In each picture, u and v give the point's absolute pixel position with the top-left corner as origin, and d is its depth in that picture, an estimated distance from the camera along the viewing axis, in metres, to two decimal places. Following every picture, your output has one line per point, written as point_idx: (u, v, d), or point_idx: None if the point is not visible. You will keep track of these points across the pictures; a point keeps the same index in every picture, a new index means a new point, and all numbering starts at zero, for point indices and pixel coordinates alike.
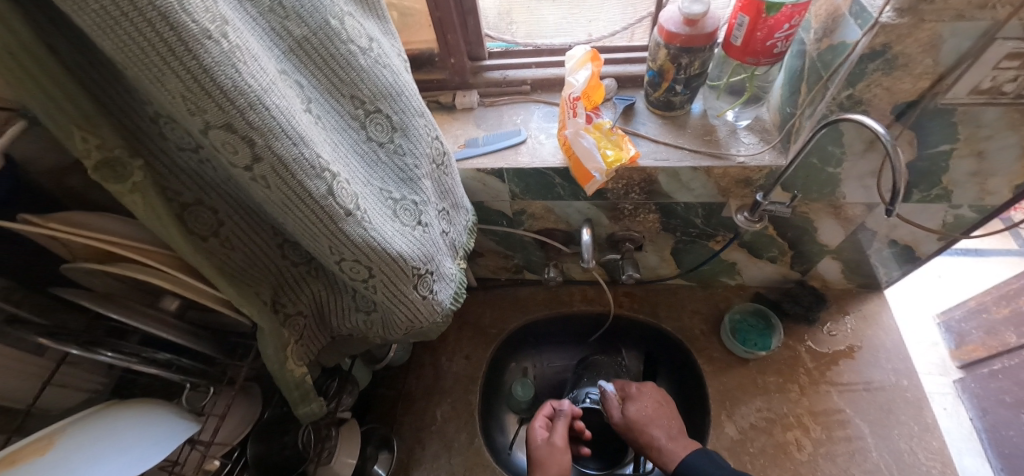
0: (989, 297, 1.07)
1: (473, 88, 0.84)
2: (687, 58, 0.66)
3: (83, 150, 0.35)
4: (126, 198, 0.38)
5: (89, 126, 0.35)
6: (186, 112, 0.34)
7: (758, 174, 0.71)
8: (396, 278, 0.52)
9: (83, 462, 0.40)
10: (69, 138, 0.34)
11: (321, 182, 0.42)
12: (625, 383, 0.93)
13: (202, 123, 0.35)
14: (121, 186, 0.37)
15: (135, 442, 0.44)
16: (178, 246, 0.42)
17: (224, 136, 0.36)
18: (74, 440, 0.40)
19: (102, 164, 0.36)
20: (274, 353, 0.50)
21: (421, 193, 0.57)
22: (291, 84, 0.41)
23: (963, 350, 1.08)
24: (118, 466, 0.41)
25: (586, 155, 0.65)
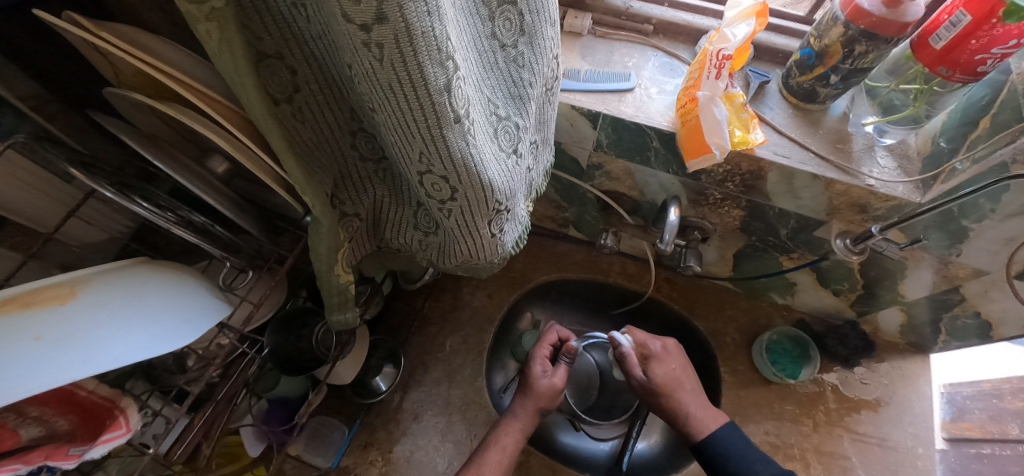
0: (1015, 378, 0.91)
1: (588, 11, 0.73)
2: (864, 45, 0.55)
3: None
4: (199, 26, 0.29)
5: None
6: None
7: (881, 203, 0.62)
8: (477, 207, 0.46)
9: (104, 326, 0.35)
10: None
11: (442, 72, 0.34)
12: (644, 338, 0.83)
13: None
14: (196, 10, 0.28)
15: (156, 333, 0.37)
16: (251, 105, 0.34)
17: None
18: (102, 299, 0.37)
19: None
20: (326, 253, 0.45)
21: (524, 117, 0.49)
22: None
23: (956, 426, 0.88)
24: (137, 342, 0.36)
25: (712, 126, 0.55)
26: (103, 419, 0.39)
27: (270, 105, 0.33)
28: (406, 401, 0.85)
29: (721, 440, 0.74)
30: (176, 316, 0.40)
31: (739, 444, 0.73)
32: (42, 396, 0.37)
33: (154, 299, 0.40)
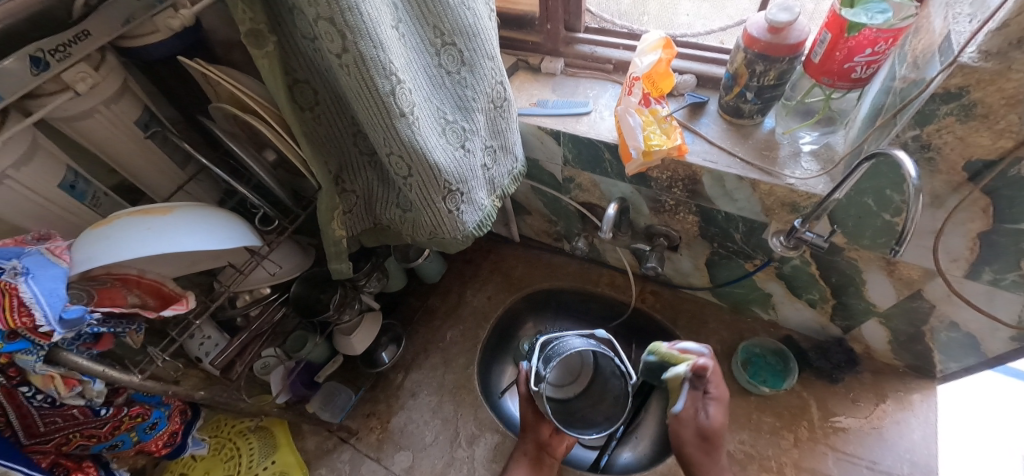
0: None
1: (562, 57, 0.91)
2: (762, 65, 0.66)
3: (241, 19, 0.46)
4: (259, 61, 0.50)
5: (248, 2, 0.46)
6: (305, 2, 0.45)
7: (804, 201, 0.69)
8: (430, 184, 0.63)
9: (184, 228, 0.54)
10: (235, 7, 0.46)
11: (388, 83, 0.53)
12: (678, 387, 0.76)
13: (314, 13, 0.45)
14: (258, 51, 0.49)
15: (211, 238, 0.55)
16: (282, 107, 0.55)
17: (326, 27, 0.46)
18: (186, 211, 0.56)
19: (250, 32, 0.48)
20: (325, 211, 0.63)
21: (472, 123, 0.66)
22: (389, 3, 0.52)
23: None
24: (200, 241, 0.54)
25: (628, 132, 0.69)
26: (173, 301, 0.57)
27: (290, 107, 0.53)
28: (407, 379, 0.99)
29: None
30: (224, 239, 0.57)
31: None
32: (144, 287, 0.56)
33: (218, 226, 0.57)
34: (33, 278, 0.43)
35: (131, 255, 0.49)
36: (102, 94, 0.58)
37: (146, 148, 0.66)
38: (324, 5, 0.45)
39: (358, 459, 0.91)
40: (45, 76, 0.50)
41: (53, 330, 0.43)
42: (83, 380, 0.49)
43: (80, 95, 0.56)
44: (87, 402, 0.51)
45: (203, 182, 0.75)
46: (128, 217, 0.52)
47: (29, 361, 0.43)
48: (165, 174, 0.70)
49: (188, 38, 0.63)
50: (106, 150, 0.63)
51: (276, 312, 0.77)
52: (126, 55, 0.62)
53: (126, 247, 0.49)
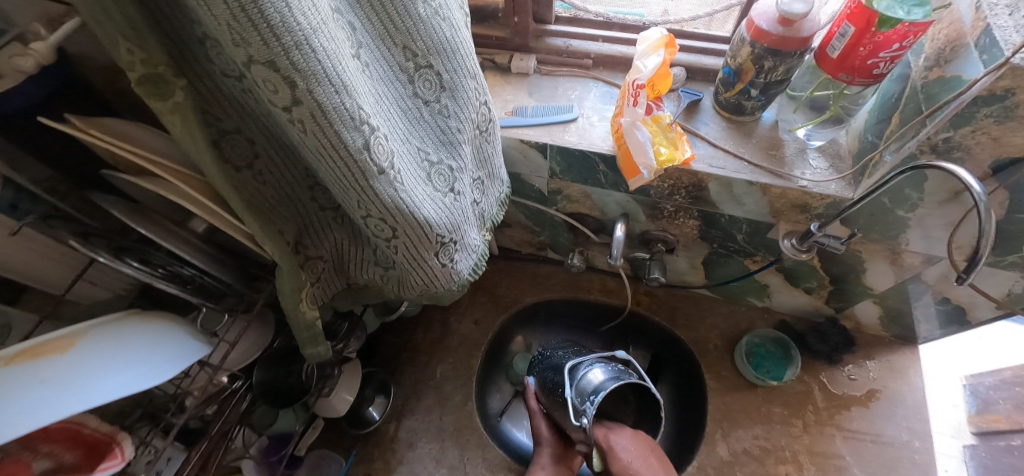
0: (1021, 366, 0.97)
1: (533, 53, 0.79)
2: (771, 61, 0.59)
3: (128, 62, 0.33)
4: (166, 116, 0.36)
5: (137, 37, 0.32)
6: (230, 42, 0.31)
7: (818, 202, 0.65)
8: (419, 242, 0.52)
9: (98, 368, 0.41)
10: (114, 47, 0.32)
11: (358, 135, 0.40)
12: None
13: (246, 56, 0.32)
14: (163, 104, 0.35)
15: (139, 373, 0.44)
16: (211, 175, 0.41)
17: (265, 72, 0.33)
18: (91, 343, 0.43)
19: (146, 78, 0.34)
20: (290, 294, 0.51)
21: (459, 159, 0.55)
22: (345, 25, 0.39)
23: (983, 418, 0.96)
24: (125, 381, 0.42)
25: (638, 149, 0.60)
26: (102, 451, 0.44)
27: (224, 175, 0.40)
28: (401, 429, 0.89)
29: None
30: (150, 373, 0.45)
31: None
32: (53, 435, 0.43)
33: (137, 357, 0.45)
34: None
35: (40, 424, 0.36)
36: None
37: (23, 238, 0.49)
38: (259, 45, 0.31)
39: None
40: None
41: None
42: None
43: None
44: None
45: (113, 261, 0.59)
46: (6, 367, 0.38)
47: None
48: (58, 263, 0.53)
49: (56, 85, 0.46)
50: None
51: (241, 402, 0.63)
52: None
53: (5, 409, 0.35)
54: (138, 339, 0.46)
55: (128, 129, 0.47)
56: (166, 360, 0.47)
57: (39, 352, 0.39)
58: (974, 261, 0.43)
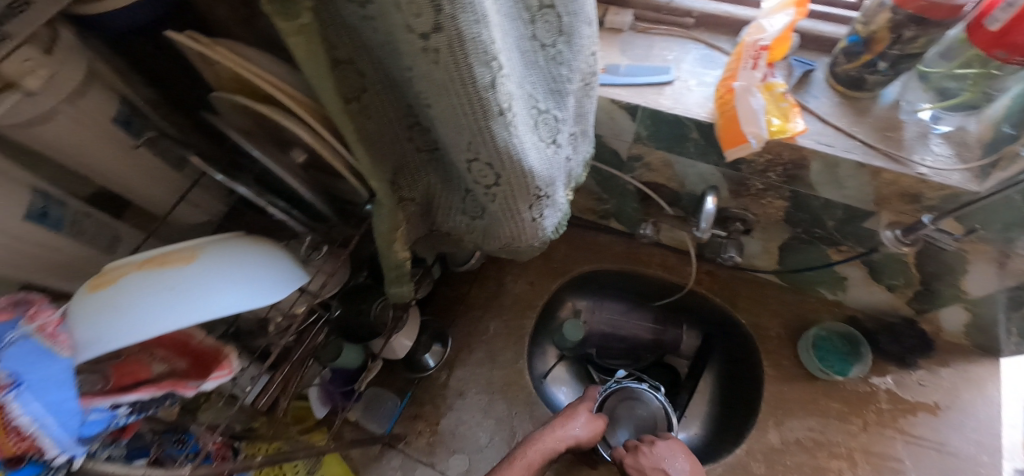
0: None
1: (630, 7, 0.75)
2: (914, 30, 0.53)
3: None
4: (290, 39, 0.33)
5: None
6: None
7: (933, 193, 0.60)
8: (518, 192, 0.51)
9: (210, 281, 0.41)
10: None
11: (487, 72, 0.38)
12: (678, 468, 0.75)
13: None
14: (289, 25, 0.32)
15: (247, 293, 0.42)
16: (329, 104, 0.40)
17: None
18: (212, 258, 0.43)
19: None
20: (386, 231, 0.51)
21: (563, 110, 0.53)
22: None
23: None
24: (231, 299, 0.41)
25: (749, 116, 0.56)
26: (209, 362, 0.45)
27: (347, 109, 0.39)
28: (452, 378, 0.91)
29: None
30: (258, 294, 0.43)
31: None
32: (167, 344, 0.44)
33: (257, 271, 0.44)
34: (23, 386, 0.30)
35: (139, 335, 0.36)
36: (64, 91, 0.41)
37: (135, 153, 0.51)
38: None
39: (410, 466, 0.86)
40: None
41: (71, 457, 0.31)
42: None
43: (38, 97, 0.39)
44: None
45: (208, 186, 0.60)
46: (138, 277, 0.39)
47: None
48: (162, 182, 0.55)
49: (173, 3, 0.45)
50: (84, 163, 0.47)
51: (319, 334, 0.65)
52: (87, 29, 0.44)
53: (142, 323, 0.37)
54: (257, 262, 0.46)
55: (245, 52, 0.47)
56: (273, 287, 0.45)
57: (168, 262, 0.41)
58: None
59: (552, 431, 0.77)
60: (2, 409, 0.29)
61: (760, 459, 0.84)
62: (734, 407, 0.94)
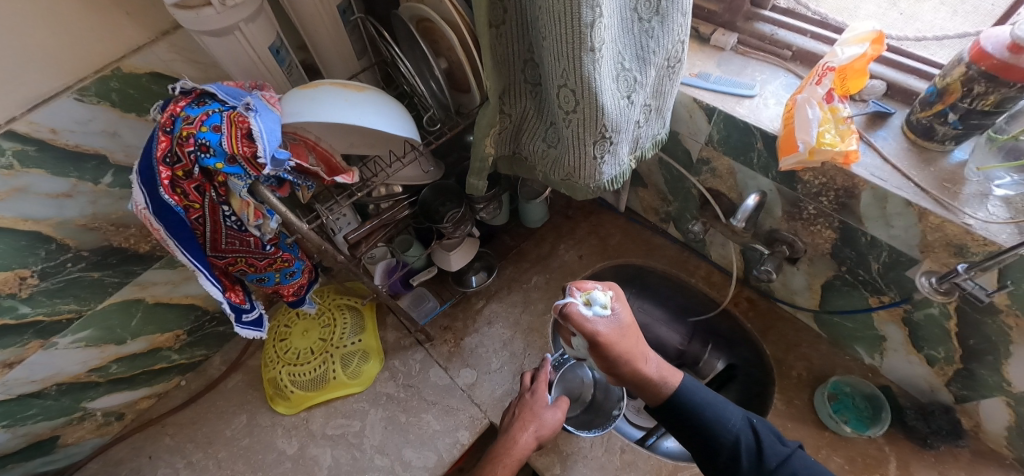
0: None
1: (737, 32, 0.85)
2: (983, 85, 0.59)
3: None
4: None
5: None
6: None
7: (977, 246, 0.62)
8: (590, 126, 0.63)
9: (369, 107, 0.60)
10: None
11: (591, 14, 0.52)
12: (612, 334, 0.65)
13: None
14: None
15: (386, 122, 0.61)
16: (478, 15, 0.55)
17: None
18: (375, 95, 0.62)
19: None
20: (483, 128, 0.67)
21: (644, 76, 0.65)
22: None
23: None
24: (375, 121, 0.60)
25: (802, 124, 0.65)
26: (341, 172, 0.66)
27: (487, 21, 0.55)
28: (486, 307, 1.05)
29: (692, 394, 0.70)
30: (392, 126, 0.61)
31: (713, 398, 0.70)
32: (319, 154, 0.65)
33: (396, 116, 0.63)
34: (259, 115, 0.54)
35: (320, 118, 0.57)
36: None
37: (340, 31, 0.72)
38: None
39: (429, 363, 1.00)
40: None
41: (265, 162, 0.53)
42: (266, 214, 0.59)
43: None
44: (261, 235, 0.62)
45: (370, 76, 0.81)
46: (332, 88, 0.60)
47: (238, 186, 0.54)
48: (345, 60, 0.77)
49: None
50: (310, 26, 0.70)
51: (403, 210, 0.81)
52: None
53: (323, 111, 0.58)
54: (400, 111, 0.64)
55: None
56: (402, 129, 0.63)
57: (354, 86, 0.62)
58: None
59: (518, 438, 0.80)
60: (247, 120, 0.53)
61: None
62: None
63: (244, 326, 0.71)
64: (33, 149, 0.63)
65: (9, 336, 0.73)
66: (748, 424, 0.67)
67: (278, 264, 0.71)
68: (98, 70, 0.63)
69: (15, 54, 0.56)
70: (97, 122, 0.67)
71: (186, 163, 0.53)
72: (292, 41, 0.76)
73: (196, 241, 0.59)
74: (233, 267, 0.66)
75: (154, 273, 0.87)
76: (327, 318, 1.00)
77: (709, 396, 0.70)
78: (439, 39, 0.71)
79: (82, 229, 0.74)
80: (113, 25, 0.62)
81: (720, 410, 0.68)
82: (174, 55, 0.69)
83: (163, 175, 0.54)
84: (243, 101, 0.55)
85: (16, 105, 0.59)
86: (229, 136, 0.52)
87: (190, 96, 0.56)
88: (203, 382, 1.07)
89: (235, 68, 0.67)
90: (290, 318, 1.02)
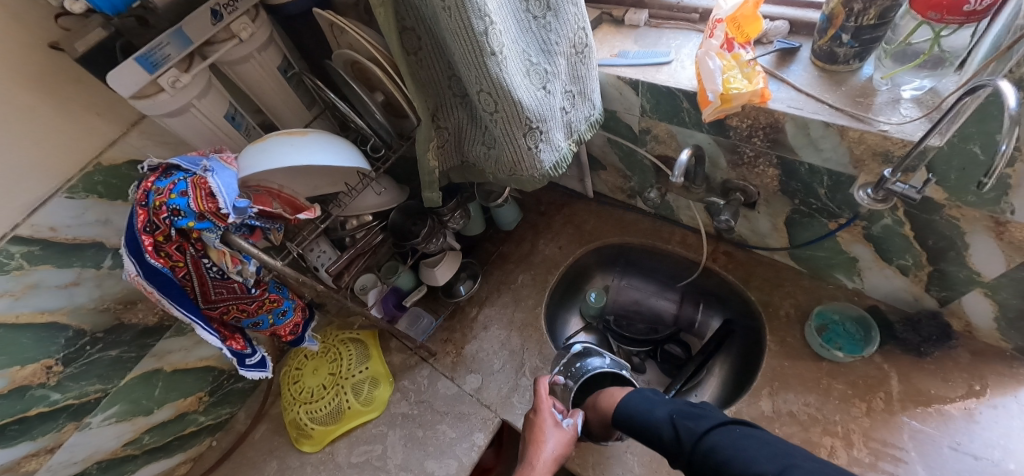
0: None
1: (647, 8, 0.91)
2: (860, 3, 0.63)
3: None
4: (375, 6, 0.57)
5: None
6: None
7: (898, 149, 0.65)
8: (514, 122, 0.69)
9: (317, 147, 0.67)
10: None
11: (483, 23, 0.58)
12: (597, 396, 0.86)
13: None
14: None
15: (336, 157, 0.68)
16: (394, 49, 0.63)
17: None
18: (319, 135, 0.69)
19: None
20: (423, 144, 0.73)
21: (554, 66, 0.71)
22: None
23: None
24: (328, 158, 0.67)
25: (707, 75, 0.70)
26: (302, 208, 0.72)
27: (400, 50, 0.62)
28: (480, 314, 1.10)
29: (627, 406, 0.77)
30: (342, 159, 0.69)
31: (647, 403, 0.76)
32: (283, 200, 0.71)
33: (341, 150, 0.70)
34: (217, 174, 0.61)
35: (274, 165, 0.64)
36: (257, 42, 0.72)
37: (285, 88, 0.80)
38: None
39: (435, 376, 1.04)
40: (220, 25, 0.66)
41: (229, 213, 0.59)
42: (243, 259, 0.65)
43: (242, 43, 0.71)
44: (243, 280, 0.68)
45: (324, 122, 0.89)
46: (278, 137, 0.67)
47: (212, 239, 0.61)
48: (297, 113, 0.85)
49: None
50: (258, 90, 0.78)
51: (375, 236, 0.88)
52: (273, 13, 0.76)
53: (271, 159, 0.64)
54: (344, 145, 0.71)
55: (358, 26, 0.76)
56: (350, 160, 0.70)
57: (298, 132, 0.68)
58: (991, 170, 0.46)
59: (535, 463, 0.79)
60: (207, 179, 0.59)
61: (749, 422, 0.86)
62: (742, 383, 0.97)
63: (248, 369, 0.76)
64: (38, 248, 0.71)
65: (47, 421, 0.81)
66: (671, 416, 0.71)
67: (267, 305, 0.76)
68: (82, 167, 0.72)
69: (9, 168, 0.65)
70: (89, 214, 0.75)
71: (164, 228, 0.60)
72: (248, 108, 0.85)
73: (187, 296, 0.66)
74: (227, 316, 0.73)
75: (167, 342, 0.93)
76: (333, 354, 1.06)
77: (643, 401, 0.77)
78: (372, 77, 0.78)
79: (93, 311, 0.81)
80: (87, 125, 0.71)
81: (653, 407, 0.75)
82: (146, 140, 0.78)
83: (146, 243, 0.60)
84: (201, 166, 0.62)
85: (17, 212, 0.67)
86: (195, 197, 0.59)
87: (157, 171, 0.64)
88: (233, 438, 1.13)
89: (200, 140, 0.75)
90: (300, 360, 1.08)
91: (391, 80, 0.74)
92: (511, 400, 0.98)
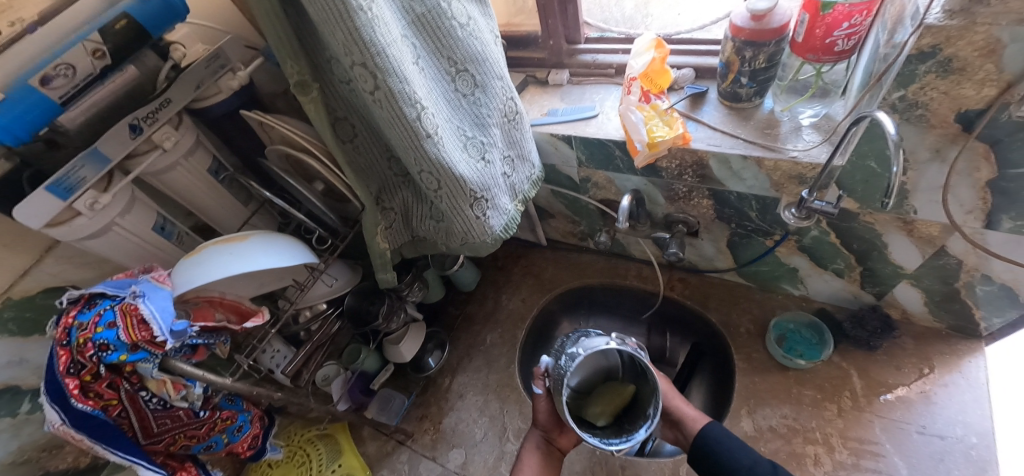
0: None
1: (566, 68, 0.98)
2: (750, 51, 0.70)
3: (290, 72, 0.56)
4: (306, 106, 0.58)
5: (292, 56, 0.54)
6: (343, 52, 0.52)
7: (810, 172, 0.71)
8: (458, 195, 0.70)
9: (258, 250, 0.65)
10: (284, 64, 0.55)
11: (415, 111, 0.59)
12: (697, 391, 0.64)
13: (350, 61, 0.53)
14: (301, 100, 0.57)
15: (281, 258, 0.66)
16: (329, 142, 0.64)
17: (362, 70, 0.54)
18: (258, 238, 0.66)
19: (297, 84, 0.56)
20: (370, 228, 0.73)
21: (489, 137, 0.73)
22: (410, 44, 0.59)
23: None
24: (271, 260, 0.65)
25: (632, 128, 0.76)
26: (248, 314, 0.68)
27: (335, 143, 0.62)
28: (454, 383, 1.07)
29: None
30: (287, 258, 0.67)
31: None
32: (226, 306, 0.67)
33: (285, 248, 0.68)
34: (148, 298, 0.56)
35: (212, 278, 0.61)
36: (182, 148, 0.70)
37: (217, 189, 0.77)
38: (358, 53, 0.52)
39: (415, 459, 0.99)
40: (140, 138, 0.64)
41: (166, 339, 0.55)
42: (187, 383, 0.62)
43: (166, 152, 0.68)
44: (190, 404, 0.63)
45: (264, 216, 0.87)
46: (213, 246, 0.64)
47: (149, 368, 0.56)
48: (234, 212, 0.82)
49: (244, 95, 0.75)
50: (188, 195, 0.75)
51: (332, 324, 0.84)
52: (197, 117, 0.74)
53: (209, 272, 0.61)
54: (285, 242, 0.69)
55: (288, 121, 0.75)
56: (295, 257, 0.68)
57: (232, 238, 0.65)
58: (890, 190, 0.51)
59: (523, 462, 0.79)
60: (139, 306, 0.55)
61: None
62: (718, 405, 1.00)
63: None
64: None
65: None
66: None
67: (219, 425, 0.70)
68: None
69: None
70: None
71: (91, 366, 0.55)
72: (179, 214, 0.81)
73: (125, 435, 0.60)
74: (174, 446, 0.66)
75: None
76: (299, 457, 0.98)
77: None
78: (308, 167, 0.78)
79: (10, 466, 0.71)
80: None
81: None
82: (63, 264, 0.72)
83: (71, 385, 0.55)
84: (130, 290, 0.58)
85: None
86: (125, 327, 0.55)
87: (79, 302, 0.59)
88: None
89: (127, 257, 0.71)
90: (261, 469, 0.97)
91: (329, 168, 0.74)
92: (499, 470, 0.94)
